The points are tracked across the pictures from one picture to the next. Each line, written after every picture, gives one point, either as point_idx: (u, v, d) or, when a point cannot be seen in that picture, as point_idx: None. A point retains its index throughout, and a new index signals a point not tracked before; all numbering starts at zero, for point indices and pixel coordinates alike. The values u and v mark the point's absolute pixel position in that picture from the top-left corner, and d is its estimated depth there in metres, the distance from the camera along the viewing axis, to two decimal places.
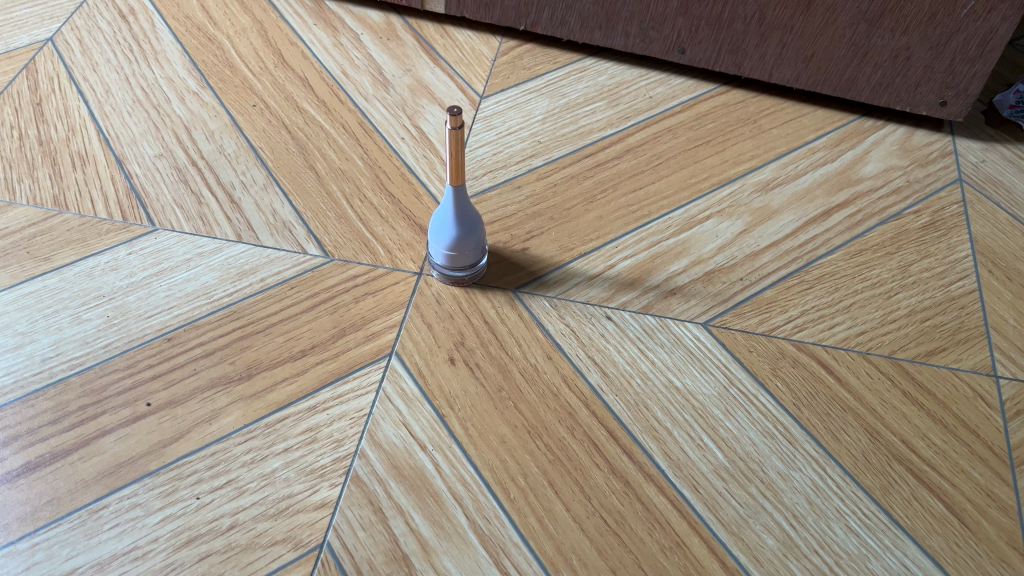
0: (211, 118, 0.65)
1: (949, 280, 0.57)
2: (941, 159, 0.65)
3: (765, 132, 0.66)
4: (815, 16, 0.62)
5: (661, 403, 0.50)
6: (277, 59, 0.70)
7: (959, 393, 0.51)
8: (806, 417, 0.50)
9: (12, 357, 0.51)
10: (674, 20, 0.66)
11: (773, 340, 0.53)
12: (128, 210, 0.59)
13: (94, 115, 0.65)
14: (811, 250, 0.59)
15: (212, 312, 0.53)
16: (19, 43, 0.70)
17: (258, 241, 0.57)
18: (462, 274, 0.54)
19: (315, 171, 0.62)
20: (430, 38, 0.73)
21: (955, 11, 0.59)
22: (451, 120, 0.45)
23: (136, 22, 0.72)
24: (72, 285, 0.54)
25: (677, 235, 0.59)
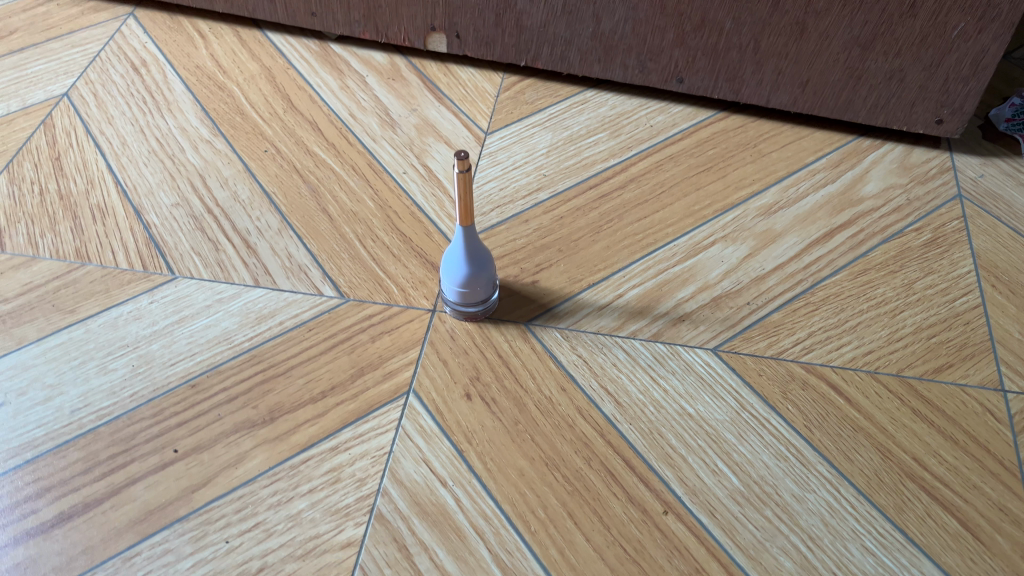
0: (225, 166, 0.67)
1: (954, 296, 0.58)
2: (940, 175, 0.66)
3: (765, 156, 0.68)
4: (808, 42, 0.64)
5: (675, 430, 0.51)
6: (286, 104, 0.72)
7: (968, 409, 0.52)
8: (818, 438, 0.51)
9: (42, 410, 0.52)
10: (671, 51, 0.68)
11: (782, 363, 0.54)
12: (147, 259, 0.60)
13: (112, 167, 0.66)
14: (815, 271, 0.60)
15: (233, 357, 0.55)
16: (36, 98, 0.72)
17: (275, 285, 0.59)
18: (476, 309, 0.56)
19: (327, 213, 0.63)
20: (434, 76, 0.75)
21: (945, 32, 0.60)
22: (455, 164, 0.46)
23: (148, 73, 0.75)
24: (97, 336, 0.56)
25: (682, 263, 0.60)
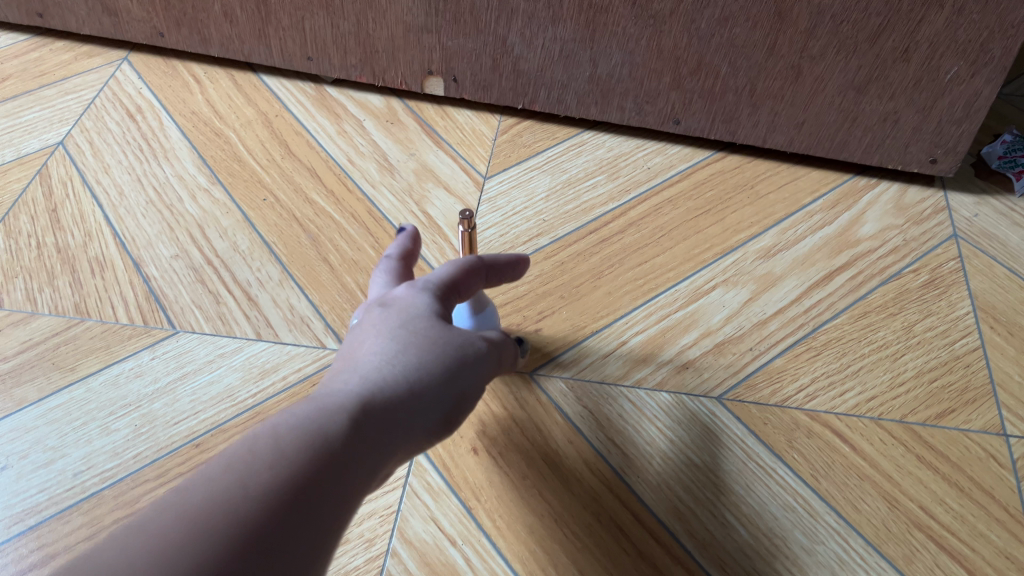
0: (223, 215, 0.66)
1: (953, 339, 0.59)
2: (936, 215, 0.67)
3: (763, 197, 0.68)
4: (804, 85, 0.64)
5: (683, 482, 0.51)
6: (283, 150, 0.72)
7: (972, 455, 0.52)
8: (825, 487, 0.51)
9: (44, 473, 0.52)
10: (667, 94, 0.69)
11: (787, 411, 0.55)
12: (147, 313, 0.60)
13: (109, 218, 0.66)
14: (816, 315, 0.60)
15: (237, 414, 0.55)
16: (31, 148, 0.72)
17: (278, 338, 0.59)
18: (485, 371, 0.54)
19: (328, 263, 0.63)
20: (431, 120, 0.75)
21: (939, 77, 0.61)
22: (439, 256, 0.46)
23: (143, 120, 0.74)
24: (99, 395, 0.55)
25: (684, 308, 0.60)
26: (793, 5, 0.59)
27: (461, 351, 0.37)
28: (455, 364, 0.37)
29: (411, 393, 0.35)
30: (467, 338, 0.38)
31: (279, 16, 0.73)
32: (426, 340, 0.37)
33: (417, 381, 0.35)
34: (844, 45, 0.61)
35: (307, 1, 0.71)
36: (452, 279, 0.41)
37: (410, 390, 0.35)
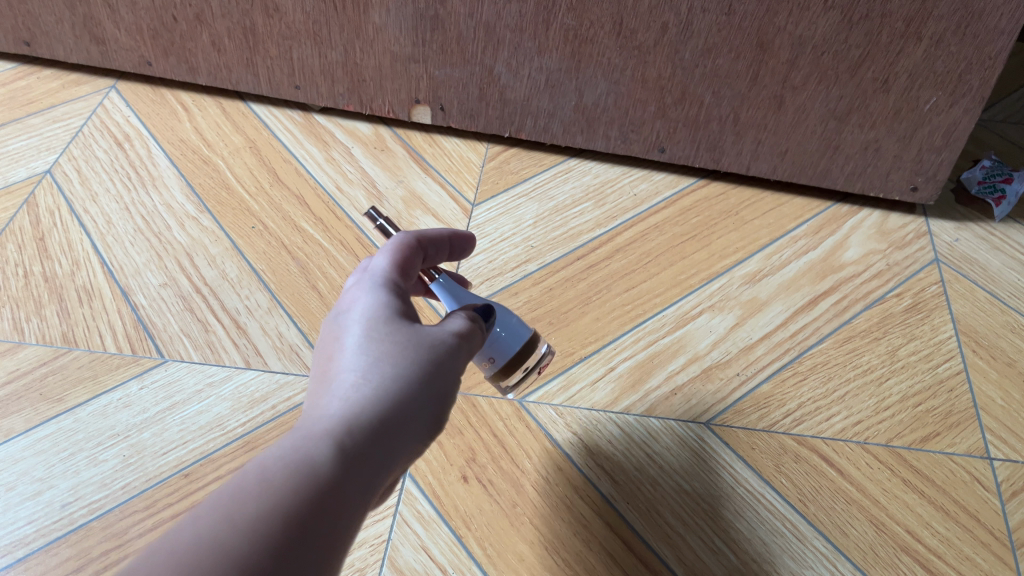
0: (212, 243, 0.67)
1: (936, 362, 0.59)
2: (917, 241, 0.68)
3: (747, 223, 0.69)
4: (786, 115, 0.66)
5: (672, 508, 0.51)
6: (272, 178, 0.72)
7: (957, 478, 0.53)
8: (813, 512, 0.51)
9: (31, 505, 0.51)
10: (652, 122, 0.70)
11: (774, 436, 0.55)
12: (136, 343, 0.60)
13: (97, 247, 0.66)
14: (801, 340, 0.61)
15: (226, 444, 0.54)
16: (18, 177, 0.71)
17: (267, 366, 0.59)
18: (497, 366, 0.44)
19: (317, 290, 0.63)
20: (419, 147, 0.76)
21: (918, 107, 0.63)
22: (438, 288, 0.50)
23: (131, 148, 0.75)
24: (87, 425, 0.55)
25: (672, 333, 0.61)
26: (774, 36, 0.60)
27: (436, 344, 0.36)
28: (433, 359, 0.36)
29: (399, 407, 0.34)
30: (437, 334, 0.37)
31: (266, 45, 0.74)
32: (398, 343, 0.36)
33: (402, 392, 0.35)
34: (825, 75, 0.62)
35: (294, 31, 0.71)
36: (400, 269, 0.40)
37: (399, 407, 0.34)
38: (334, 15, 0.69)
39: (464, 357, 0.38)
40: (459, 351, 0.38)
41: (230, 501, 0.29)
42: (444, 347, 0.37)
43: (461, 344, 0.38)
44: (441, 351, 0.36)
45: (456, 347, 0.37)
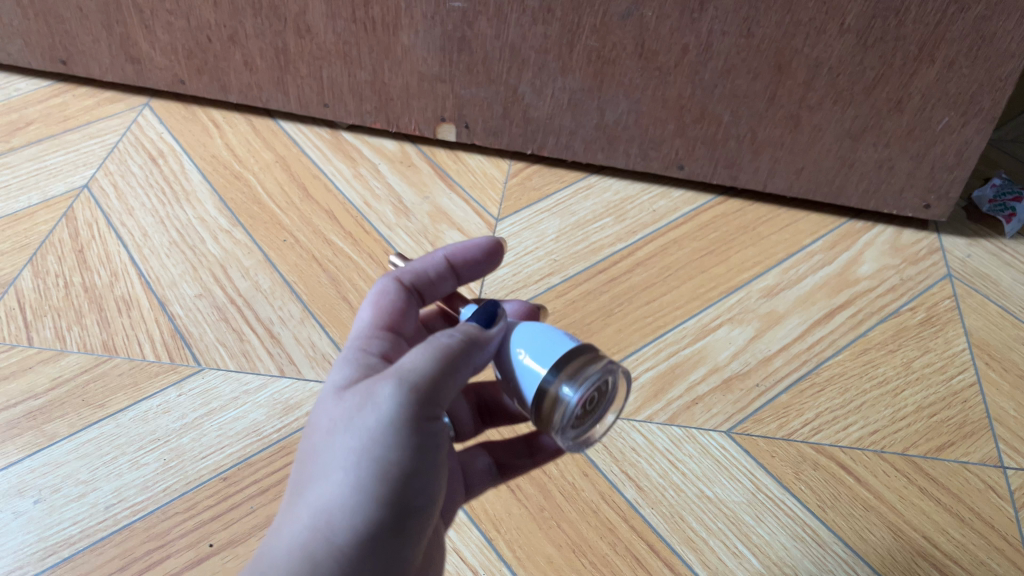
0: (245, 256, 0.69)
1: (951, 375, 0.61)
2: (930, 256, 0.70)
3: (764, 239, 0.71)
4: (803, 133, 0.68)
5: (695, 513, 0.53)
6: (302, 193, 0.74)
7: (972, 486, 0.55)
8: (832, 518, 0.53)
9: (76, 506, 0.53)
10: (672, 140, 0.72)
11: (794, 444, 0.57)
12: (173, 351, 0.62)
13: (134, 259, 0.68)
14: (818, 352, 0.62)
15: (263, 449, 0.56)
16: (56, 191, 0.74)
17: (300, 374, 0.61)
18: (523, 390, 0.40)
19: (347, 301, 0.65)
20: (444, 164, 0.78)
21: (931, 127, 0.65)
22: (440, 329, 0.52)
23: (165, 164, 0.77)
24: (128, 430, 0.57)
25: (692, 345, 0.62)
26: (792, 58, 0.63)
27: (396, 403, 0.35)
28: (397, 424, 0.35)
29: (377, 483, 0.35)
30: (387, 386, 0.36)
31: (297, 64, 0.76)
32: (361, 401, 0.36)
33: (375, 469, 0.35)
34: (841, 96, 0.65)
35: (325, 51, 0.74)
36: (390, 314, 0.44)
37: (378, 482, 0.35)
38: (365, 36, 0.71)
39: (439, 393, 0.36)
40: (429, 393, 0.36)
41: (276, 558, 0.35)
42: (405, 402, 0.35)
43: (430, 385, 0.36)
44: (403, 410, 0.35)
45: (422, 394, 0.35)
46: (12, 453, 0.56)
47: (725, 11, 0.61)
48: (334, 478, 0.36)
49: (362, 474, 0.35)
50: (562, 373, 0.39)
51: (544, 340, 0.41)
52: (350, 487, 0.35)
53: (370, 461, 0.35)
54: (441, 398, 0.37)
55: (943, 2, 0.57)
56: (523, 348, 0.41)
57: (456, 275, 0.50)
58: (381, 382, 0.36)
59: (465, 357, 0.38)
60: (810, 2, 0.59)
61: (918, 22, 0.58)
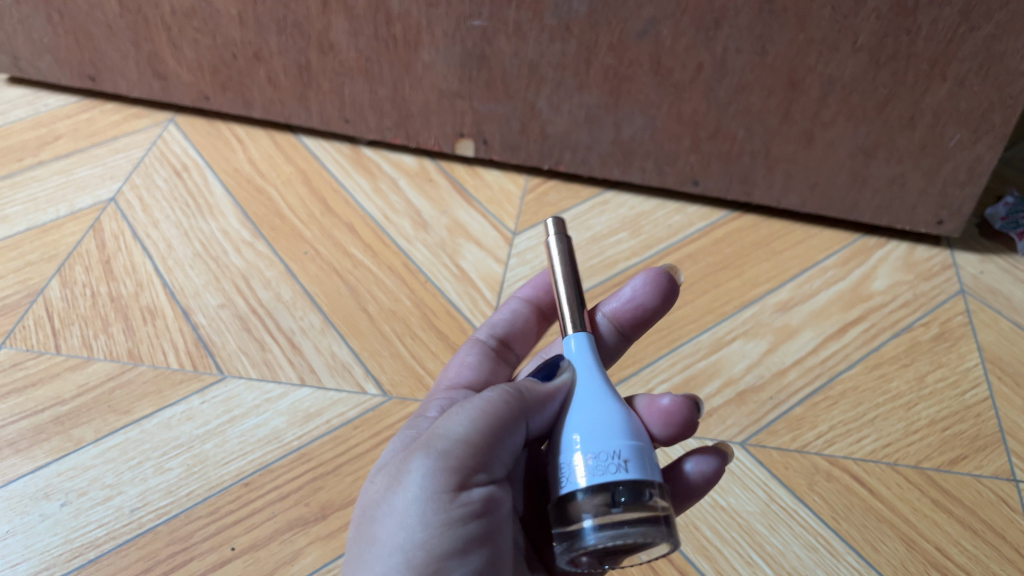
0: (267, 267, 0.70)
1: (963, 389, 0.62)
2: (943, 272, 0.71)
3: (778, 254, 0.72)
4: (816, 149, 0.69)
5: (710, 523, 0.54)
6: (323, 207, 0.76)
7: (984, 498, 0.55)
8: (845, 529, 0.54)
9: (101, 510, 0.54)
10: (687, 156, 0.73)
11: (807, 456, 0.57)
12: (197, 359, 0.63)
13: (159, 270, 0.70)
14: (832, 365, 0.63)
15: (284, 456, 0.57)
16: (83, 203, 0.75)
17: (320, 383, 0.62)
18: (555, 472, 0.36)
19: (367, 312, 0.67)
20: (461, 179, 0.79)
21: (943, 143, 0.66)
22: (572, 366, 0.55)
23: (190, 177, 0.78)
24: (153, 436, 0.58)
25: (707, 357, 0.63)
26: (805, 75, 0.64)
27: (429, 472, 0.37)
28: (432, 493, 0.37)
29: (421, 555, 0.36)
30: (423, 454, 0.37)
31: (319, 81, 0.78)
32: (402, 470, 0.38)
33: (417, 540, 0.36)
34: (853, 112, 0.66)
35: (347, 68, 0.76)
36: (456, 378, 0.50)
37: (423, 554, 0.36)
38: (386, 53, 0.73)
39: (476, 454, 0.37)
40: (462, 457, 0.37)
41: None
42: (438, 469, 0.37)
43: (462, 446, 0.37)
44: (436, 477, 0.37)
45: (455, 457, 0.37)
46: (39, 457, 0.57)
47: (739, 29, 0.62)
48: (381, 557, 0.37)
49: (406, 549, 0.36)
50: (580, 503, 0.34)
51: (599, 441, 0.35)
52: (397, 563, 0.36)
53: (412, 534, 0.37)
54: (481, 459, 0.38)
55: (953, 21, 0.58)
56: (578, 435, 0.36)
57: (540, 315, 0.54)
58: (420, 451, 0.38)
59: (509, 415, 0.38)
60: (823, 21, 0.60)
61: (929, 40, 0.59)
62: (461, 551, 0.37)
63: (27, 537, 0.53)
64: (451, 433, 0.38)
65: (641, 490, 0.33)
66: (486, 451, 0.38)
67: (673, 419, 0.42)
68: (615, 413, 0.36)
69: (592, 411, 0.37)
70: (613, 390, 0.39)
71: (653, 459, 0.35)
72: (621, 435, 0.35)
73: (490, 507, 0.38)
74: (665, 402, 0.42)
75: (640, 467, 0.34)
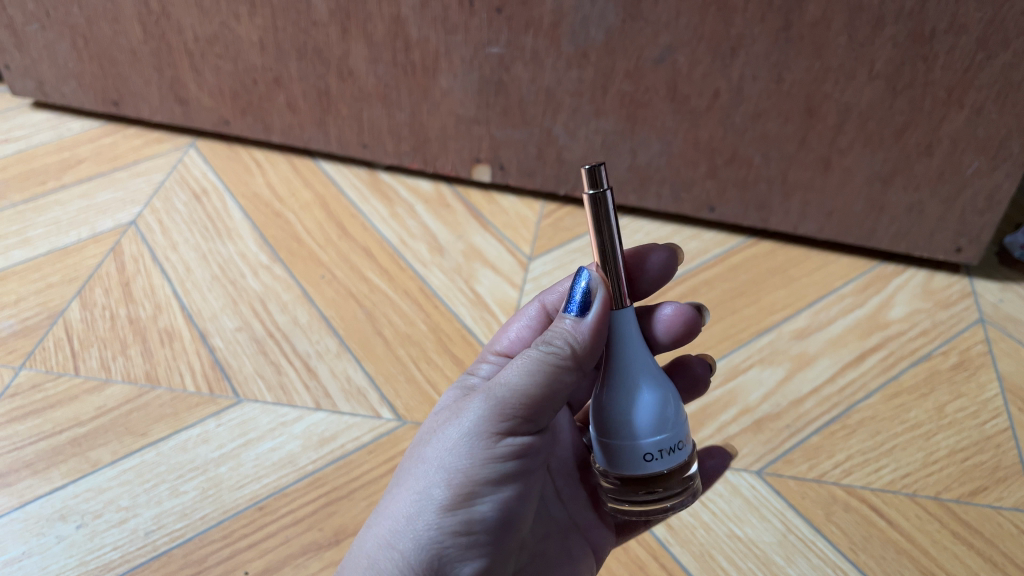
0: (284, 291, 0.70)
1: (983, 419, 0.61)
2: (962, 300, 0.70)
3: (795, 281, 0.72)
4: (833, 176, 0.69)
5: (726, 552, 0.53)
6: (340, 231, 0.76)
7: (1005, 531, 0.54)
8: (863, 560, 0.53)
9: (116, 532, 0.55)
10: (703, 182, 0.74)
11: (825, 486, 0.57)
12: (213, 382, 0.63)
13: (177, 292, 0.70)
14: (849, 394, 0.62)
15: (298, 480, 0.57)
16: (104, 226, 0.76)
17: (336, 408, 0.62)
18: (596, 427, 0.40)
19: (383, 336, 0.67)
20: (478, 204, 0.80)
21: (960, 171, 0.66)
22: (697, 371, 0.51)
23: (208, 201, 0.79)
24: (168, 458, 0.59)
25: (723, 385, 0.63)
26: (822, 103, 0.64)
27: (479, 412, 0.40)
28: (479, 429, 0.40)
29: (464, 491, 0.40)
30: (481, 400, 0.40)
31: (338, 106, 0.79)
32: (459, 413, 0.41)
33: (461, 472, 0.40)
34: (871, 139, 0.66)
35: (365, 94, 0.76)
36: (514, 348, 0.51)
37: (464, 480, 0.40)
38: (404, 79, 0.74)
39: (527, 407, 0.40)
40: (511, 409, 0.39)
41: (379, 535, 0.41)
42: (489, 413, 0.40)
43: (516, 398, 0.39)
44: (486, 424, 0.40)
45: (506, 406, 0.40)
46: (56, 478, 0.57)
47: (756, 57, 0.63)
48: (424, 485, 0.40)
49: (448, 471, 0.40)
50: (620, 486, 0.40)
51: (637, 429, 0.38)
52: (440, 483, 0.40)
53: (456, 469, 0.40)
54: (532, 410, 0.40)
55: (970, 49, 0.58)
56: (628, 398, 0.39)
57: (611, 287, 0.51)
58: (478, 398, 0.41)
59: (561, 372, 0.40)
60: (840, 48, 0.60)
61: (946, 68, 0.59)
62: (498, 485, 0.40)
63: (42, 558, 0.53)
64: (506, 381, 0.40)
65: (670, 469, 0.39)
66: (539, 404, 0.40)
67: (677, 327, 0.48)
68: (651, 394, 0.39)
69: (626, 395, 0.39)
70: (653, 366, 0.41)
71: (681, 439, 0.39)
72: (658, 428, 0.39)
73: (529, 454, 0.41)
74: (668, 311, 0.48)
75: (674, 456, 0.39)
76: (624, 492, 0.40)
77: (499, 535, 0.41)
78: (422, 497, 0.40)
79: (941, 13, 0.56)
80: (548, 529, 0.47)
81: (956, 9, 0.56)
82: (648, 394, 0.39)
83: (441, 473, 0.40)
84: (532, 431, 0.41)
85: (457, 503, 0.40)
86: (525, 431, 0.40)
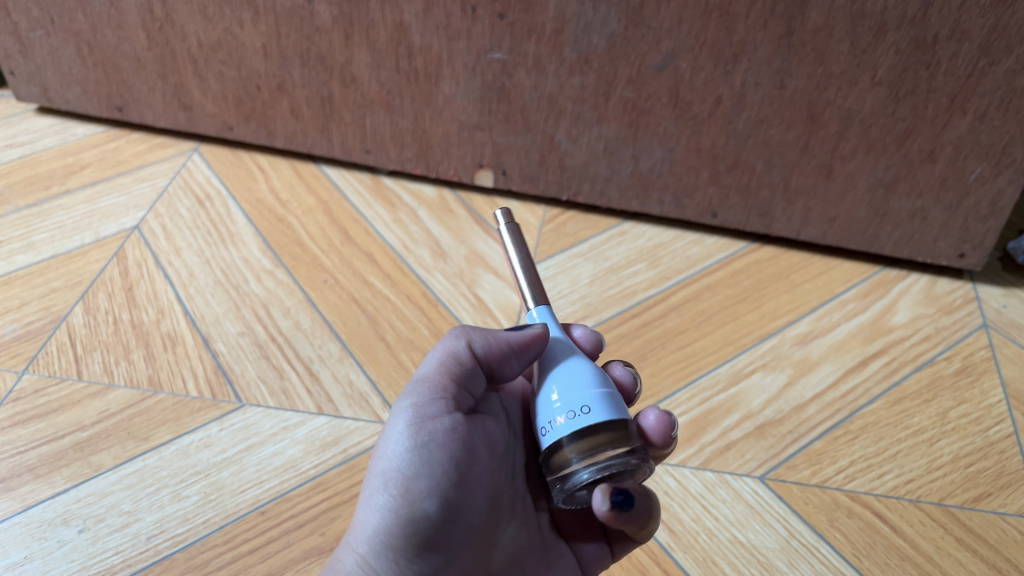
0: (287, 295, 0.70)
1: (987, 426, 0.61)
2: (965, 306, 0.70)
3: (798, 286, 0.72)
4: (836, 182, 0.69)
5: (728, 559, 0.53)
6: (343, 236, 0.76)
7: (1009, 538, 0.54)
8: (867, 567, 0.53)
9: (118, 537, 0.55)
10: (706, 188, 0.74)
11: (828, 492, 0.57)
12: (216, 387, 0.63)
13: (180, 297, 0.70)
14: (852, 400, 0.62)
15: (301, 484, 0.57)
16: (108, 231, 0.76)
17: (337, 413, 0.62)
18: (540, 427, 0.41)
19: (385, 341, 0.67)
20: (481, 210, 0.80)
21: (963, 177, 0.66)
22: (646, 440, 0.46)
23: (212, 206, 0.79)
24: (171, 463, 0.59)
25: (726, 390, 0.62)
26: (824, 109, 0.64)
27: (402, 409, 0.42)
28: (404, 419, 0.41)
29: (402, 479, 0.40)
30: (402, 402, 0.42)
31: (342, 112, 0.79)
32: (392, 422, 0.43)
33: (395, 464, 0.40)
34: (873, 146, 0.66)
35: (369, 100, 0.77)
36: None
37: (399, 472, 0.40)
38: (407, 85, 0.74)
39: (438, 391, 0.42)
40: (425, 396, 0.42)
41: (345, 548, 0.41)
42: (408, 406, 0.42)
43: (426, 386, 0.42)
44: (408, 415, 0.41)
45: (420, 395, 0.42)
46: (59, 483, 0.57)
47: (758, 64, 0.63)
48: (369, 489, 0.41)
49: (385, 467, 0.40)
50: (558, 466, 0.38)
51: (559, 401, 0.39)
52: (379, 482, 0.40)
53: (391, 463, 0.40)
54: (443, 393, 0.42)
55: (972, 56, 0.58)
56: (552, 388, 0.41)
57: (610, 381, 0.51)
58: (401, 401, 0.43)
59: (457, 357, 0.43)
60: (842, 55, 0.60)
61: (948, 75, 0.59)
62: (432, 467, 0.40)
63: (45, 563, 0.53)
64: (419, 377, 0.43)
65: (592, 425, 0.38)
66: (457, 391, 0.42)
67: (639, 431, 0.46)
68: (576, 373, 0.41)
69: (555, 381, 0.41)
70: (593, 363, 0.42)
71: (608, 404, 0.39)
72: (591, 396, 0.39)
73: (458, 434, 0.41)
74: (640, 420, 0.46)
75: (591, 412, 0.38)
76: (561, 470, 0.38)
77: (449, 526, 0.40)
78: (367, 502, 0.40)
79: (943, 20, 0.56)
80: (529, 536, 0.45)
81: (958, 16, 0.56)
82: (569, 375, 0.41)
83: (381, 471, 0.41)
84: (454, 412, 0.42)
85: (398, 493, 0.40)
86: (444, 413, 0.41)
